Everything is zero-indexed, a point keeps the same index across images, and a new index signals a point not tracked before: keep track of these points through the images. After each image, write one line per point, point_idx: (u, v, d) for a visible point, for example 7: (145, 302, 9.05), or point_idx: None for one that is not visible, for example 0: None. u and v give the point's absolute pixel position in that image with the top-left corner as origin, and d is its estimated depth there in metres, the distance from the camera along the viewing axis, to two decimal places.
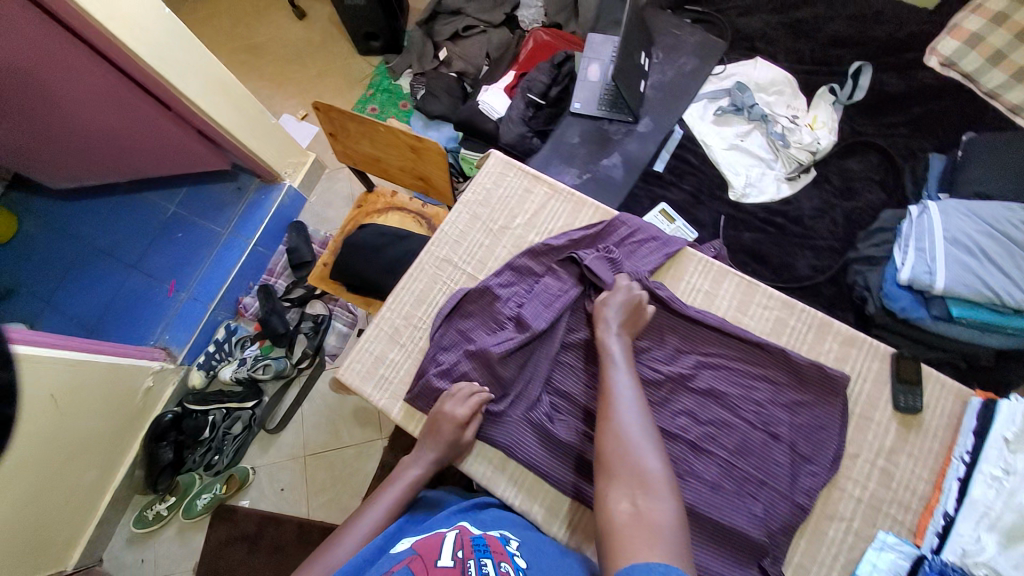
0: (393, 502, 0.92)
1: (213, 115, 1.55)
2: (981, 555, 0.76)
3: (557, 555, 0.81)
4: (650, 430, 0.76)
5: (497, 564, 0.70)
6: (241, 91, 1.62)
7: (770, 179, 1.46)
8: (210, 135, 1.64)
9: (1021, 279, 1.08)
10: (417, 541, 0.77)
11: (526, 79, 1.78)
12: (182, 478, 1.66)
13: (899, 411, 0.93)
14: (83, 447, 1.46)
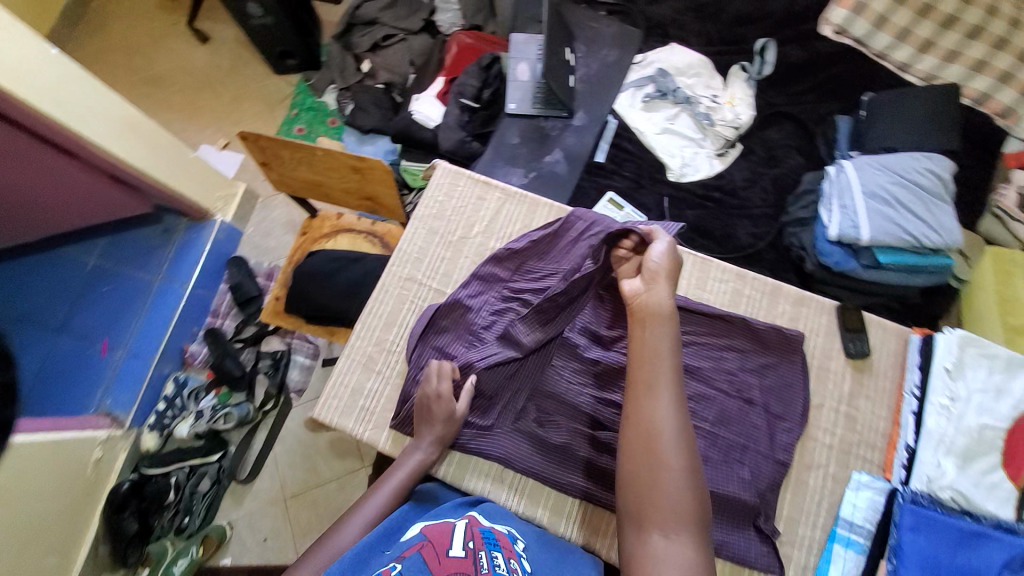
0: (393, 492, 0.90)
1: (125, 157, 1.42)
2: (943, 480, 0.87)
3: (564, 555, 0.79)
4: (685, 453, 0.71)
5: (507, 560, 0.70)
6: (151, 127, 1.49)
7: (703, 157, 1.54)
8: (124, 179, 1.51)
9: (931, 222, 1.21)
10: (427, 526, 0.77)
11: (456, 83, 1.77)
12: (152, 548, 1.50)
13: (851, 357, 1.01)
14: (34, 534, 1.31)
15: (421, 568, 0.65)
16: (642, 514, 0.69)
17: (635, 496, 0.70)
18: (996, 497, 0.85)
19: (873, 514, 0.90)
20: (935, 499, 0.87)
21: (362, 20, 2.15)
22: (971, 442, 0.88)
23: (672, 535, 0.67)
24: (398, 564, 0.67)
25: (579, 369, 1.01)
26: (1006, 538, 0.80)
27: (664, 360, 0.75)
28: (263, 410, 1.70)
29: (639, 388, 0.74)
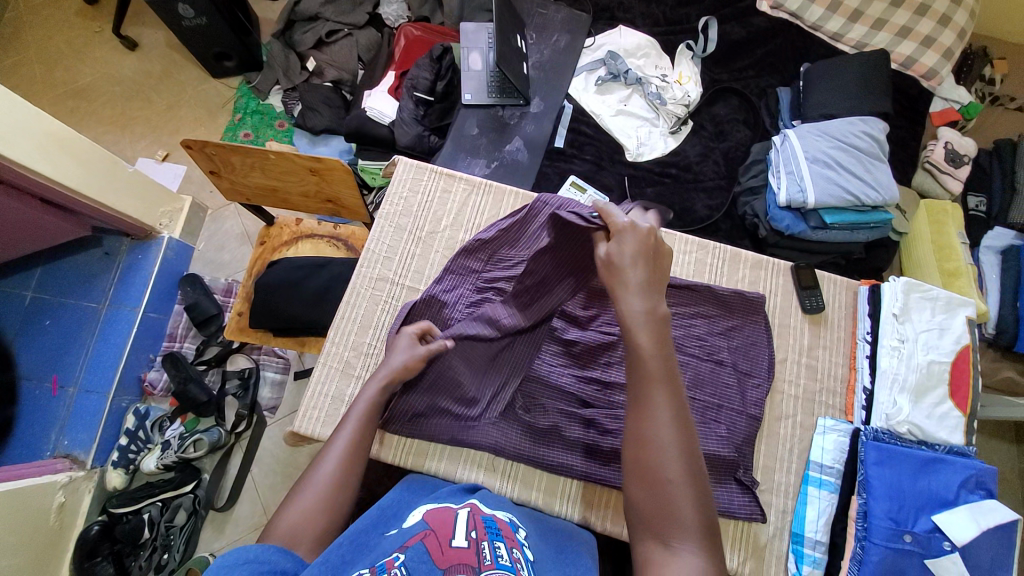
0: (365, 417, 0.84)
1: (63, 180, 1.35)
2: (900, 415, 0.95)
3: (566, 536, 0.85)
4: (685, 460, 0.64)
5: (510, 548, 0.69)
6: (84, 143, 1.40)
7: (657, 135, 1.58)
8: (59, 202, 1.43)
9: (872, 181, 1.29)
10: (428, 514, 0.75)
11: (408, 77, 1.74)
12: None
13: (807, 313, 1.07)
14: None
15: (423, 559, 0.63)
16: (647, 530, 0.63)
17: (637, 508, 0.65)
18: (947, 425, 0.95)
19: (841, 455, 0.96)
20: (894, 433, 0.95)
21: (303, 16, 2.07)
22: (922, 378, 0.95)
23: (681, 549, 0.61)
24: (400, 554, 0.63)
25: (558, 351, 1.04)
26: (959, 461, 0.90)
27: (660, 360, 0.66)
28: (236, 433, 1.65)
29: (632, 396, 0.67)
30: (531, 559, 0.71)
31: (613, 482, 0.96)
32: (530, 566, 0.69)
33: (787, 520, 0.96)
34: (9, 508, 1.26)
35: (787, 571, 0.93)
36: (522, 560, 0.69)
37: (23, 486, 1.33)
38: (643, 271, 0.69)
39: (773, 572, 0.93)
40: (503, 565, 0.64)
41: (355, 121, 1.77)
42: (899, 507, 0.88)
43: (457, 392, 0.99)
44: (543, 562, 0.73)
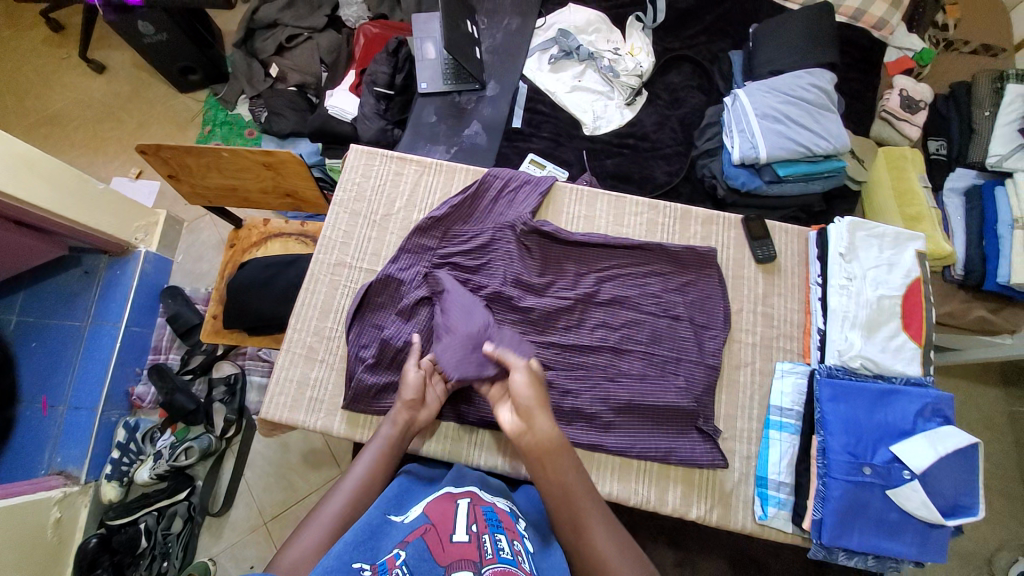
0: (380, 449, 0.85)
1: (35, 201, 1.35)
2: (852, 350, 0.95)
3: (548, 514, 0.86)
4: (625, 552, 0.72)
5: (511, 541, 0.70)
6: (50, 163, 1.40)
7: (613, 108, 1.60)
8: (34, 223, 1.44)
9: (822, 131, 1.30)
10: (430, 506, 0.76)
11: (367, 73, 1.75)
12: None
13: (760, 262, 1.09)
14: None
15: (424, 556, 0.63)
16: None
17: None
18: (904, 357, 0.94)
19: (800, 397, 0.98)
20: (848, 369, 0.96)
21: (262, 23, 2.08)
22: (872, 313, 0.96)
23: None
24: (401, 551, 0.64)
25: (516, 320, 1.05)
26: (914, 391, 0.91)
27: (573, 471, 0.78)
28: (225, 438, 1.65)
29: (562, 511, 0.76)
30: (530, 552, 0.71)
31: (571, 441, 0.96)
32: (530, 558, 0.70)
33: (752, 465, 0.97)
34: (5, 520, 1.26)
35: (754, 514, 0.94)
36: (523, 553, 0.70)
37: (17, 503, 1.32)
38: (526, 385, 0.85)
39: (741, 516, 0.95)
40: (505, 558, 0.65)
41: (318, 120, 1.75)
42: (857, 441, 0.89)
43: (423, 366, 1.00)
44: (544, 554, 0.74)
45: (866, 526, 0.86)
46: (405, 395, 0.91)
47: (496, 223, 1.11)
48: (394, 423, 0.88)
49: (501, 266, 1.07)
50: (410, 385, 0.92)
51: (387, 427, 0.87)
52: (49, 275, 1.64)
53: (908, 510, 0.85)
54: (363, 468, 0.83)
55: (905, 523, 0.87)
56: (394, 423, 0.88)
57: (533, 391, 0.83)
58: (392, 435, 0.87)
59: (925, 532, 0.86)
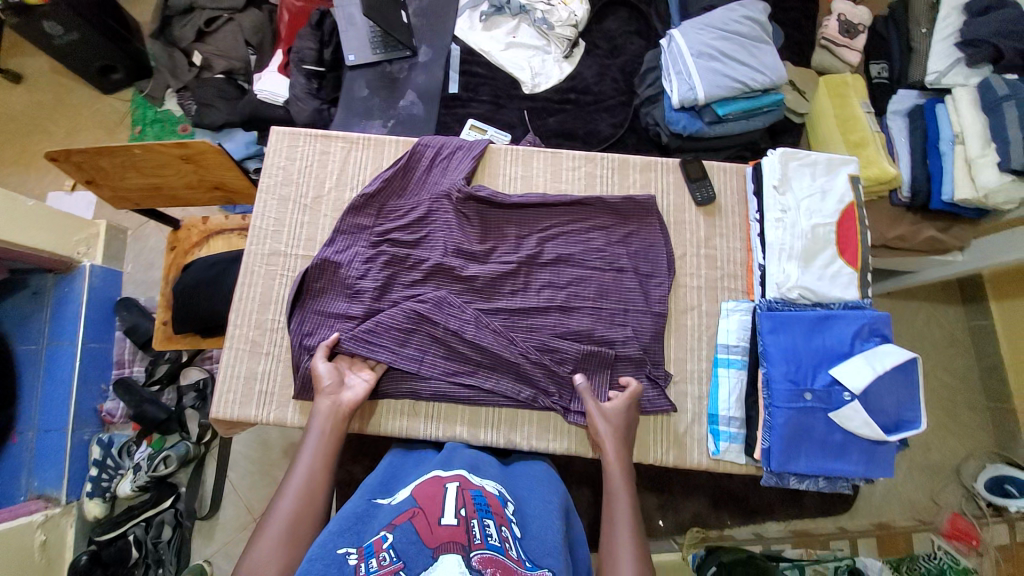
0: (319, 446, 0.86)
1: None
2: (790, 282, 0.98)
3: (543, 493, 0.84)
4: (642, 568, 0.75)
5: (500, 528, 0.68)
6: None
7: (551, 63, 1.54)
8: None
9: (757, 64, 1.28)
10: (417, 490, 0.75)
11: (293, 51, 1.60)
12: None
13: (700, 205, 1.10)
14: None
15: (412, 538, 0.63)
16: None
17: None
18: (841, 284, 0.98)
19: (745, 333, 1.01)
20: (787, 300, 0.99)
21: (177, 8, 1.80)
22: (809, 242, 0.99)
23: None
24: (389, 534, 0.65)
25: (462, 290, 1.04)
26: (851, 313, 0.95)
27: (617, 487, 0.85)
28: (204, 443, 1.58)
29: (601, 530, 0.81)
30: (519, 538, 0.71)
31: (513, 396, 0.99)
32: (519, 544, 0.70)
33: (703, 404, 1.01)
34: None
35: (707, 450, 0.98)
36: (511, 538, 0.69)
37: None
38: (608, 426, 0.91)
39: (696, 455, 0.99)
40: (493, 545, 0.64)
41: (247, 107, 1.63)
42: (797, 368, 0.92)
43: (352, 360, 0.99)
44: (532, 537, 0.73)
45: (813, 449, 0.91)
46: (324, 386, 0.93)
47: (431, 193, 1.08)
48: (324, 414, 0.90)
49: (441, 238, 1.05)
50: (322, 374, 0.94)
51: (317, 418, 0.89)
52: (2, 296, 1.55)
53: (852, 429, 0.90)
54: (306, 461, 0.84)
55: (851, 443, 0.91)
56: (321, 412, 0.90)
57: (609, 426, 0.91)
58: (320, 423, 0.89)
59: (870, 449, 0.91)
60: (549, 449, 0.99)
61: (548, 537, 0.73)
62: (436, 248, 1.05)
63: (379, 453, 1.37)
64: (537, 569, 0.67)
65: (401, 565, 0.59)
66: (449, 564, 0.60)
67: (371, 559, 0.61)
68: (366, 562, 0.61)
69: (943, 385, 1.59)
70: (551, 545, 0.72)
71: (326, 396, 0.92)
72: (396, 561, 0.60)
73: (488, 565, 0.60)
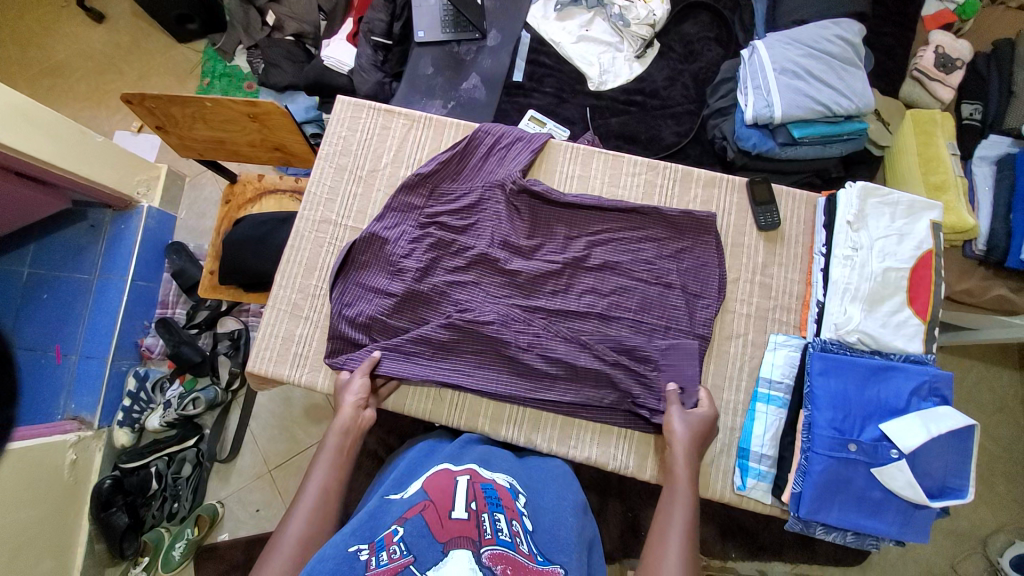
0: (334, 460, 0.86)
1: (33, 153, 1.28)
2: (849, 324, 0.93)
3: (557, 496, 0.82)
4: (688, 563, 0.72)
5: (510, 521, 0.67)
6: (46, 112, 1.32)
7: (621, 62, 1.49)
8: (34, 175, 1.37)
9: (844, 88, 1.20)
10: (428, 481, 0.74)
11: (364, 21, 1.60)
12: (147, 536, 1.45)
13: (762, 230, 1.05)
14: (22, 546, 1.25)
15: (422, 532, 0.62)
16: None
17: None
18: (904, 334, 0.93)
19: (790, 370, 0.97)
20: (844, 343, 0.94)
21: None
22: (875, 286, 0.93)
23: None
24: (400, 527, 0.64)
25: (503, 283, 1.03)
26: (912, 368, 0.89)
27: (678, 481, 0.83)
28: (231, 390, 1.63)
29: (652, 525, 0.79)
30: (530, 531, 0.69)
31: (539, 396, 0.98)
32: (530, 538, 0.68)
33: (735, 436, 0.98)
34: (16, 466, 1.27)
35: (733, 484, 0.95)
36: (522, 532, 0.68)
37: (29, 446, 1.33)
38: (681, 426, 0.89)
39: (720, 486, 0.96)
40: (504, 541, 0.63)
41: (313, 72, 1.63)
42: (844, 417, 0.88)
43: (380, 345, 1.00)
44: (544, 531, 0.71)
45: (846, 502, 0.87)
46: (349, 395, 0.94)
47: (485, 181, 1.07)
48: (339, 431, 0.90)
49: (489, 227, 1.04)
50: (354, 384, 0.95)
51: (335, 433, 0.89)
52: (53, 226, 1.59)
53: (893, 489, 0.85)
54: (320, 478, 0.83)
55: (888, 502, 0.86)
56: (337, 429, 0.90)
57: (682, 427, 0.88)
58: (333, 441, 0.89)
59: (907, 511, 0.86)
60: (569, 455, 0.98)
61: (558, 533, 0.72)
62: (484, 237, 1.04)
63: (394, 427, 1.39)
64: (549, 564, 0.65)
65: (411, 559, 0.58)
66: (459, 560, 0.58)
67: (382, 553, 0.61)
68: (377, 557, 0.60)
69: (988, 454, 1.48)
70: (564, 541, 0.71)
71: (346, 411, 0.92)
72: (407, 555, 0.59)
73: (498, 562, 0.59)
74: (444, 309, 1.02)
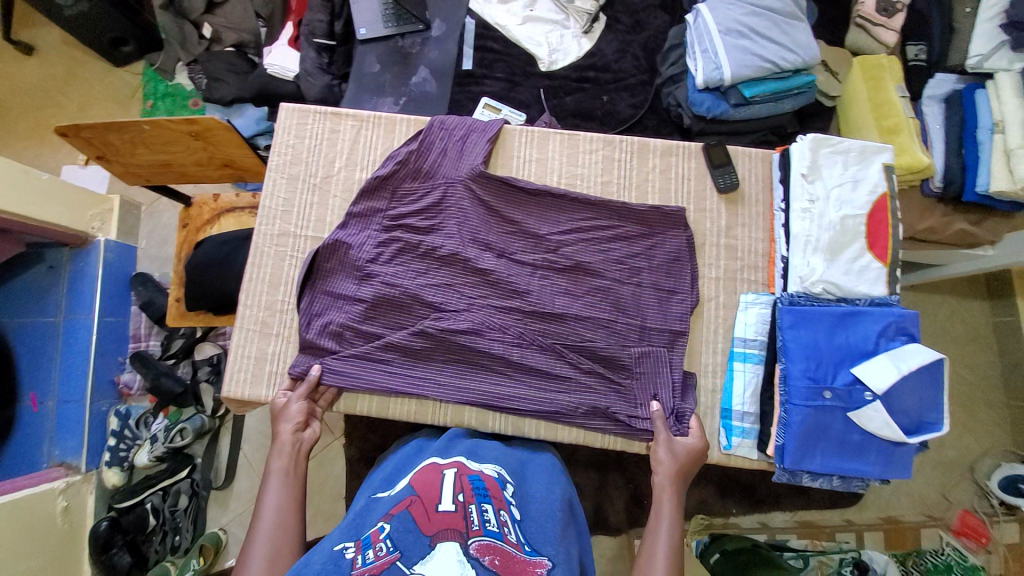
0: (286, 484, 0.85)
1: None
2: (814, 275, 0.95)
3: (544, 492, 0.80)
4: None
5: (498, 511, 0.68)
6: None
7: (570, 38, 1.48)
8: None
9: (789, 43, 1.21)
10: (416, 476, 0.74)
11: (303, 23, 1.54)
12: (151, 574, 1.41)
13: (723, 191, 1.06)
14: None
15: (408, 527, 0.62)
16: None
17: None
18: (867, 279, 0.95)
19: (763, 327, 0.98)
20: (811, 294, 0.96)
21: None
22: (836, 235, 0.95)
23: None
24: (386, 524, 0.64)
25: (475, 277, 1.02)
26: (878, 311, 0.92)
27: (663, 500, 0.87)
28: (219, 416, 1.60)
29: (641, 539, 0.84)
30: (518, 521, 0.70)
31: (522, 384, 0.99)
32: (519, 527, 0.69)
33: (716, 397, 1.00)
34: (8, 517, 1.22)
35: (719, 445, 0.97)
36: (511, 521, 0.69)
37: (19, 496, 1.28)
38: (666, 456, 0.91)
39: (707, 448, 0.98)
40: (492, 531, 0.63)
41: (258, 81, 1.56)
42: (818, 365, 0.90)
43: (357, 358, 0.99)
44: (532, 521, 0.72)
45: (829, 449, 0.89)
46: (289, 418, 0.93)
47: (445, 177, 1.05)
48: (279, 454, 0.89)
49: (455, 224, 1.03)
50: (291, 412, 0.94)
51: (276, 460, 0.88)
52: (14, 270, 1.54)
53: (871, 430, 0.88)
54: (272, 503, 0.83)
55: (868, 443, 0.89)
56: (284, 442, 0.90)
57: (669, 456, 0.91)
58: (282, 466, 0.88)
59: (888, 451, 0.89)
60: (559, 438, 0.99)
61: (546, 525, 0.71)
62: (451, 233, 1.03)
63: (388, 432, 1.39)
64: (537, 554, 0.66)
65: (397, 555, 0.59)
66: (447, 553, 0.59)
67: (368, 551, 0.61)
68: (363, 555, 0.60)
69: (962, 382, 1.54)
70: (548, 533, 0.71)
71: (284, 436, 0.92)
72: (393, 551, 0.59)
73: (486, 553, 0.60)
74: (419, 310, 1.01)
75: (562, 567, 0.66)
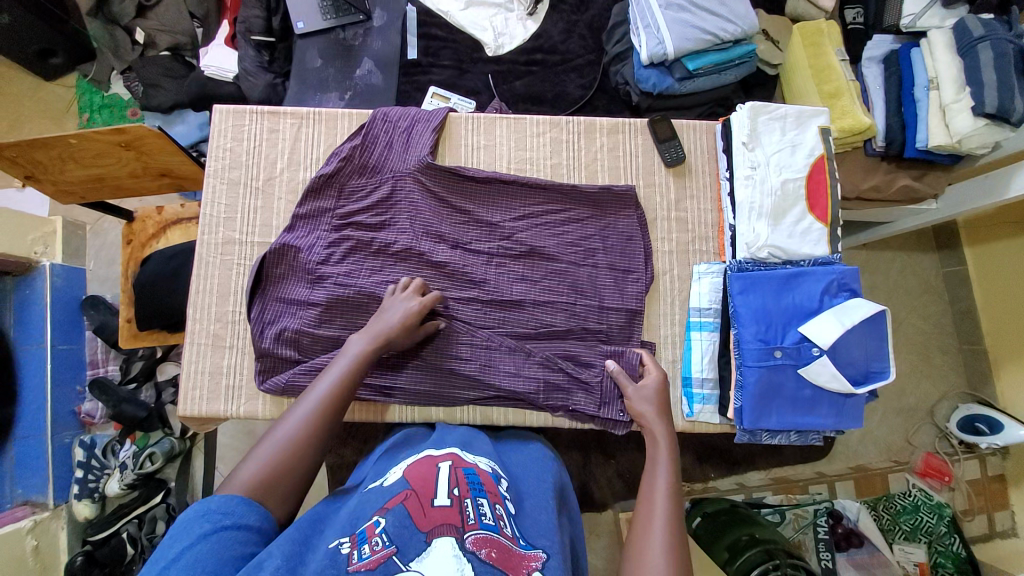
0: (343, 372, 0.82)
1: None
2: (759, 241, 0.97)
3: (538, 485, 0.80)
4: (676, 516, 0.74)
5: (494, 506, 0.67)
6: None
7: (515, 22, 1.46)
8: None
9: (728, 14, 1.22)
10: (410, 470, 0.73)
11: (239, 20, 1.48)
12: None
13: (670, 165, 1.07)
14: None
15: (404, 522, 0.62)
16: None
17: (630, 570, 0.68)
18: (810, 240, 0.98)
19: (716, 295, 1.01)
20: (758, 260, 0.99)
21: None
22: (777, 199, 0.98)
23: None
24: (381, 518, 0.63)
25: (431, 270, 1.01)
26: (819, 271, 0.94)
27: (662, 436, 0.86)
28: (189, 437, 1.56)
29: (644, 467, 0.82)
30: (514, 516, 0.70)
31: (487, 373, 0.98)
32: (513, 521, 0.68)
33: (677, 367, 1.02)
34: None
35: (682, 413, 1.00)
36: (506, 515, 0.69)
37: None
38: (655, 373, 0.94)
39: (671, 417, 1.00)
40: (488, 525, 0.64)
41: (195, 86, 1.53)
42: (768, 328, 0.93)
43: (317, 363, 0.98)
44: (526, 515, 0.72)
45: (784, 405, 0.93)
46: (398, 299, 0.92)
47: (393, 171, 1.03)
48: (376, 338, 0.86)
49: (406, 219, 1.02)
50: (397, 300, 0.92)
51: (356, 343, 0.85)
52: None
53: (820, 384, 0.91)
54: (321, 389, 0.79)
55: (819, 397, 0.93)
56: (373, 333, 0.87)
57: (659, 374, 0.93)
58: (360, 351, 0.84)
59: (839, 402, 0.93)
60: (527, 422, 1.00)
61: (542, 518, 0.72)
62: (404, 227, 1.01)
63: (369, 434, 1.38)
64: (531, 548, 0.66)
65: (394, 549, 0.59)
66: (443, 548, 0.59)
67: (364, 546, 0.60)
68: (359, 550, 0.59)
69: (917, 332, 1.61)
70: (543, 524, 0.71)
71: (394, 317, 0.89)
72: (389, 546, 0.59)
73: (483, 546, 0.60)
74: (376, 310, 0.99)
75: (557, 557, 0.66)
